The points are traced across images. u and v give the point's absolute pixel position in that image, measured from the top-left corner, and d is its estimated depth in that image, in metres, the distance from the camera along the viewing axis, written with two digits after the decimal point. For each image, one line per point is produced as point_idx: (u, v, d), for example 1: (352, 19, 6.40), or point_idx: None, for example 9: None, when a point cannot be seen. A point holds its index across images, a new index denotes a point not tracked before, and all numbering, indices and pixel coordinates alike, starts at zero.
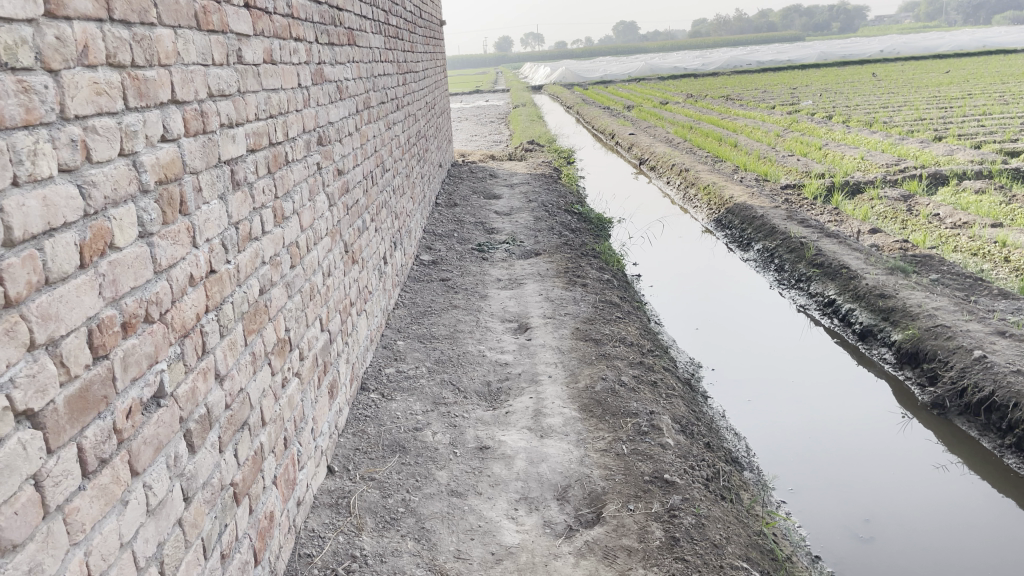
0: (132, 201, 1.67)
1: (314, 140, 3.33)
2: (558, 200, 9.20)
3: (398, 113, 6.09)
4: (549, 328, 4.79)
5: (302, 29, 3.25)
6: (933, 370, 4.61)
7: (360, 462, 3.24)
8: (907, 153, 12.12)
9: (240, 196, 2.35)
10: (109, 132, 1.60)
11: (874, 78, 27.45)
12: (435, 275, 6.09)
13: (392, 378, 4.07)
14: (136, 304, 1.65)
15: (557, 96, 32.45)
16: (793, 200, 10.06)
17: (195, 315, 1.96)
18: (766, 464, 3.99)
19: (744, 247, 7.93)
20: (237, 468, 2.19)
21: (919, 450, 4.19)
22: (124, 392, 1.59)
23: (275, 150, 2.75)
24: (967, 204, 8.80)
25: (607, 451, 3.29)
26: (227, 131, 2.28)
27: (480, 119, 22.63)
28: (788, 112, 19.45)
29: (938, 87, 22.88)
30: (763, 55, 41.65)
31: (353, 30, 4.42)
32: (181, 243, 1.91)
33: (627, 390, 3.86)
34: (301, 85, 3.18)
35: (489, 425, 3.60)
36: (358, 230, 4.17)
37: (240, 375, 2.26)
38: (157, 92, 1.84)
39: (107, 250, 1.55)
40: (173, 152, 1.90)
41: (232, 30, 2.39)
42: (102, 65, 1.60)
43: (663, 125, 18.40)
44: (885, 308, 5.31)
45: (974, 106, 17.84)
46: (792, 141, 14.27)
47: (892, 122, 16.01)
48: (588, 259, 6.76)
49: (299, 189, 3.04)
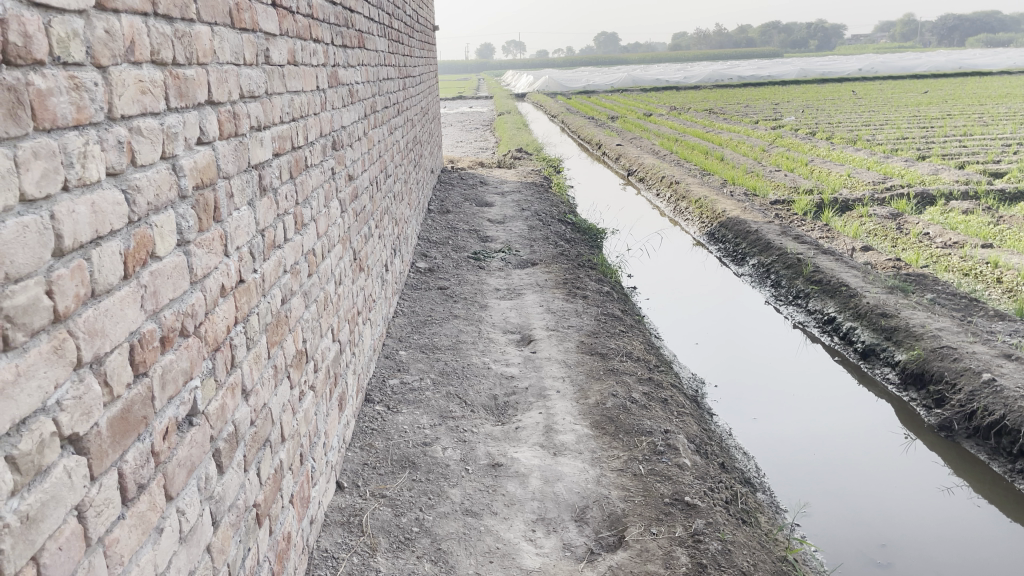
0: (171, 207, 1.57)
1: (329, 143, 3.23)
2: (551, 210, 9.14)
3: (398, 118, 6.00)
4: (553, 341, 4.71)
5: (320, 30, 3.16)
6: (940, 392, 4.58)
7: (370, 478, 3.14)
8: (893, 170, 12.20)
9: (266, 202, 2.25)
10: (153, 134, 1.50)
11: (854, 96, 27.70)
12: (433, 283, 5.99)
13: (396, 390, 3.97)
14: (173, 318, 1.55)
15: (540, 104, 32.46)
16: (783, 216, 10.08)
17: (226, 328, 1.86)
18: (776, 485, 3.93)
19: (739, 261, 7.91)
20: (259, 487, 2.08)
21: (926, 473, 4.16)
22: (161, 412, 1.49)
23: (297, 155, 2.66)
24: (956, 224, 8.84)
25: (624, 471, 3.21)
26: (256, 134, 2.18)
27: (466, 126, 22.53)
28: (774, 127, 19.56)
29: (917, 106, 23.16)
30: (744, 70, 42.03)
31: (362, 33, 4.33)
32: (214, 252, 1.81)
33: (638, 407, 3.79)
34: (319, 87, 3.09)
35: (500, 441, 3.51)
36: (364, 237, 4.07)
37: (264, 391, 2.15)
38: (195, 93, 1.74)
39: (148, 260, 1.45)
40: (208, 156, 1.80)
41: (261, 28, 2.29)
42: (146, 62, 1.50)
43: (650, 136, 18.42)
44: (887, 327, 5.29)
45: (955, 126, 18.06)
46: (779, 155, 14.34)
47: (876, 140, 16.13)
48: (585, 270, 6.71)
49: (316, 195, 2.94)
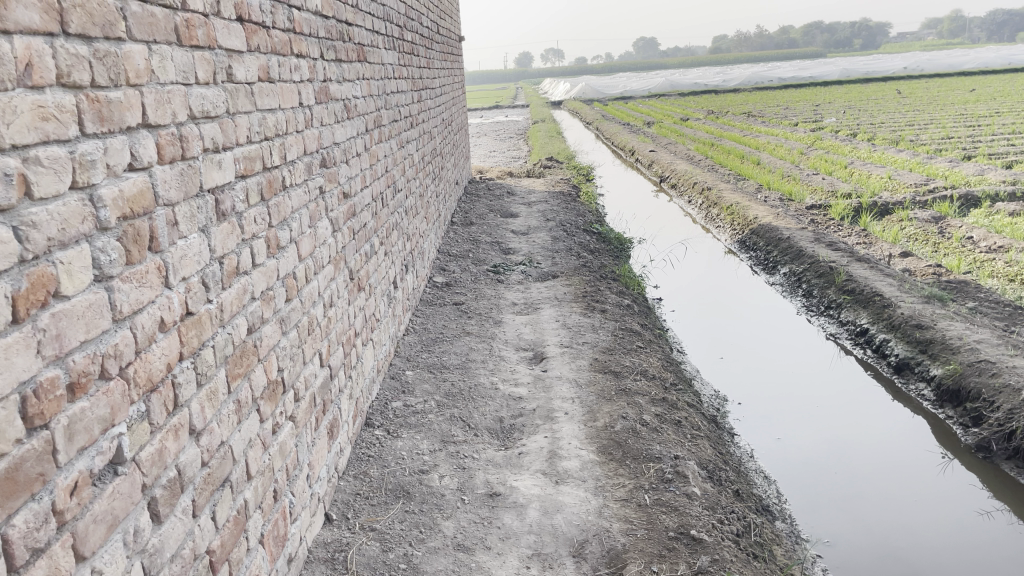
0: (86, 241, 1.46)
1: (316, 162, 3.12)
2: (577, 220, 8.97)
3: (411, 131, 5.89)
4: (566, 358, 4.54)
5: (305, 44, 3.05)
6: (978, 410, 4.30)
7: (361, 510, 3.01)
8: (937, 171, 11.77)
9: (225, 227, 2.13)
10: (58, 163, 1.38)
11: (896, 95, 27.06)
12: (448, 298, 5.86)
13: (399, 413, 3.84)
14: (87, 361, 1.43)
15: (574, 112, 32.39)
16: (818, 222, 9.75)
17: (165, 366, 1.74)
18: (798, 512, 3.71)
19: (770, 269, 7.64)
20: (215, 532, 1.96)
21: (962, 496, 3.90)
22: (68, 465, 1.37)
23: (270, 175, 2.54)
24: (1001, 227, 8.44)
25: (628, 501, 3.03)
26: (212, 157, 2.07)
27: (498, 135, 22.46)
28: (813, 129, 19.10)
29: (964, 104, 22.46)
30: (782, 72, 41.42)
31: (363, 45, 4.22)
32: (150, 285, 1.69)
33: (649, 430, 3.60)
34: (303, 104, 2.98)
35: (501, 468, 3.35)
36: (365, 255, 3.96)
37: (221, 429, 2.03)
38: (123, 116, 1.62)
39: (49, 301, 1.34)
40: (142, 183, 1.68)
41: (221, 45, 2.18)
42: (51, 86, 1.39)
43: (684, 142, 18.15)
44: (923, 339, 5.02)
45: (1003, 124, 17.43)
46: (817, 158, 13.97)
47: (919, 140, 15.63)
48: (607, 282, 6.52)
49: (298, 216, 2.83)
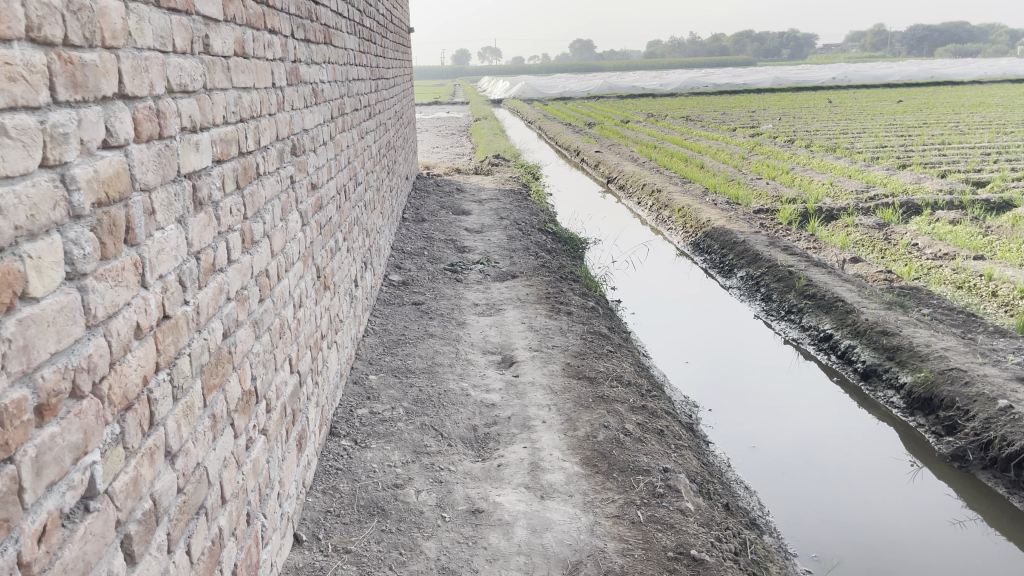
0: (57, 231, 1.20)
1: (287, 149, 2.85)
2: (531, 219, 8.79)
3: (370, 122, 5.61)
4: (537, 363, 4.35)
5: (277, 20, 2.78)
6: (951, 418, 4.29)
7: (332, 530, 2.76)
8: (876, 179, 11.98)
9: (202, 218, 1.87)
10: (27, 135, 1.13)
11: (827, 103, 27.72)
12: (407, 297, 5.61)
13: (365, 421, 3.59)
14: (57, 376, 1.18)
15: (515, 110, 32.24)
16: (767, 226, 9.80)
17: (141, 380, 1.48)
18: (782, 524, 3.60)
19: (726, 273, 7.60)
20: (190, 568, 1.70)
21: (936, 506, 3.88)
22: (36, 506, 1.12)
23: (245, 161, 2.27)
24: (944, 235, 8.60)
25: (621, 518, 2.86)
26: (189, 137, 1.80)
27: (441, 132, 22.17)
28: (752, 134, 19.35)
29: (894, 115, 23.11)
30: (718, 77, 42.16)
31: (329, 27, 3.95)
32: (125, 284, 1.43)
33: (633, 441, 3.45)
34: (276, 84, 2.71)
35: (480, 481, 3.14)
36: (330, 251, 3.69)
37: (197, 449, 1.77)
38: (98, 83, 1.36)
39: (16, 304, 1.08)
40: (117, 164, 1.42)
41: (198, 11, 1.91)
42: (20, 40, 1.12)
43: (628, 143, 18.17)
44: (890, 346, 5.00)
45: (932, 135, 17.93)
46: (759, 163, 14.10)
47: (856, 148, 15.93)
48: (568, 283, 6.36)
49: (271, 207, 2.56)
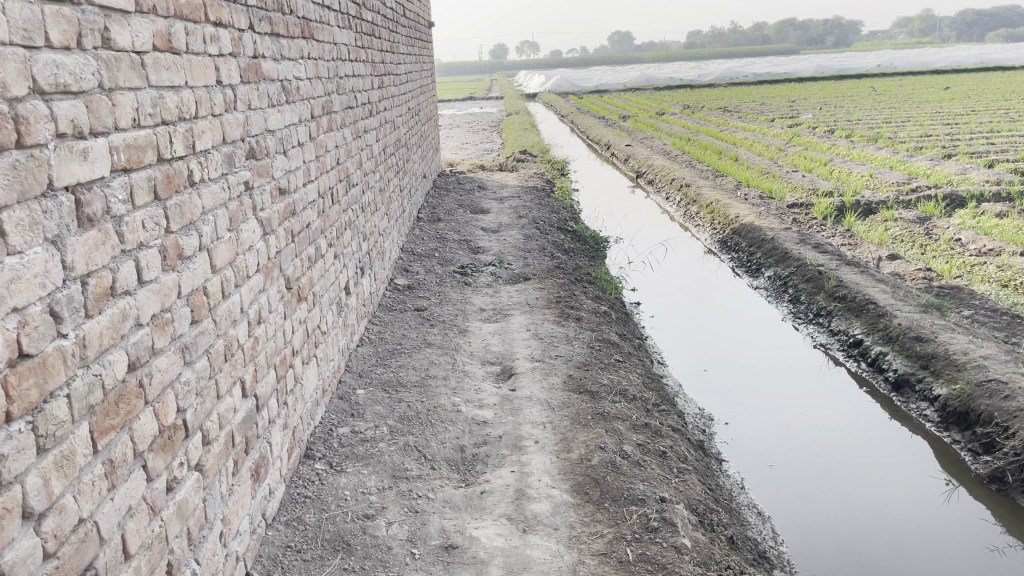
0: None
1: (240, 152, 2.61)
2: (551, 217, 8.50)
3: (370, 120, 5.37)
4: (537, 375, 4.08)
5: (227, 12, 2.54)
6: (989, 436, 3.93)
7: (289, 568, 2.52)
8: (919, 170, 11.43)
9: (93, 237, 1.64)
10: None
11: (872, 93, 26.85)
12: (410, 303, 5.38)
13: (345, 442, 3.35)
14: None
15: (549, 104, 31.93)
16: (800, 221, 9.38)
17: None
18: (797, 555, 3.29)
19: (753, 272, 7.24)
20: None
21: (971, 532, 3.52)
22: None
23: (168, 168, 2.03)
24: (989, 229, 8.11)
25: (607, 557, 2.59)
26: (71, 145, 1.57)
27: (473, 127, 21.97)
28: (791, 124, 18.80)
29: (941, 102, 22.26)
30: (759, 67, 41.25)
31: (310, 21, 3.71)
32: None
33: (631, 465, 3.16)
34: (222, 83, 2.47)
35: (460, 510, 2.89)
36: (308, 260, 3.46)
37: (80, 503, 1.54)
38: None
39: None
40: None
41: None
42: None
43: (660, 135, 17.75)
44: (924, 354, 4.64)
45: (981, 122, 17.17)
46: (796, 155, 13.60)
47: (898, 138, 15.30)
48: (582, 285, 6.07)
49: (212, 218, 2.32)
